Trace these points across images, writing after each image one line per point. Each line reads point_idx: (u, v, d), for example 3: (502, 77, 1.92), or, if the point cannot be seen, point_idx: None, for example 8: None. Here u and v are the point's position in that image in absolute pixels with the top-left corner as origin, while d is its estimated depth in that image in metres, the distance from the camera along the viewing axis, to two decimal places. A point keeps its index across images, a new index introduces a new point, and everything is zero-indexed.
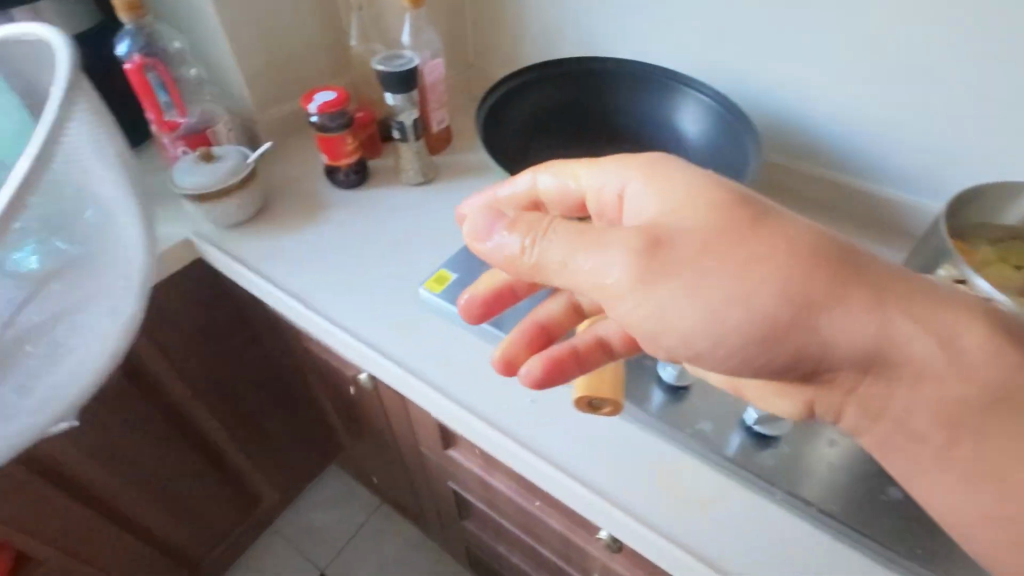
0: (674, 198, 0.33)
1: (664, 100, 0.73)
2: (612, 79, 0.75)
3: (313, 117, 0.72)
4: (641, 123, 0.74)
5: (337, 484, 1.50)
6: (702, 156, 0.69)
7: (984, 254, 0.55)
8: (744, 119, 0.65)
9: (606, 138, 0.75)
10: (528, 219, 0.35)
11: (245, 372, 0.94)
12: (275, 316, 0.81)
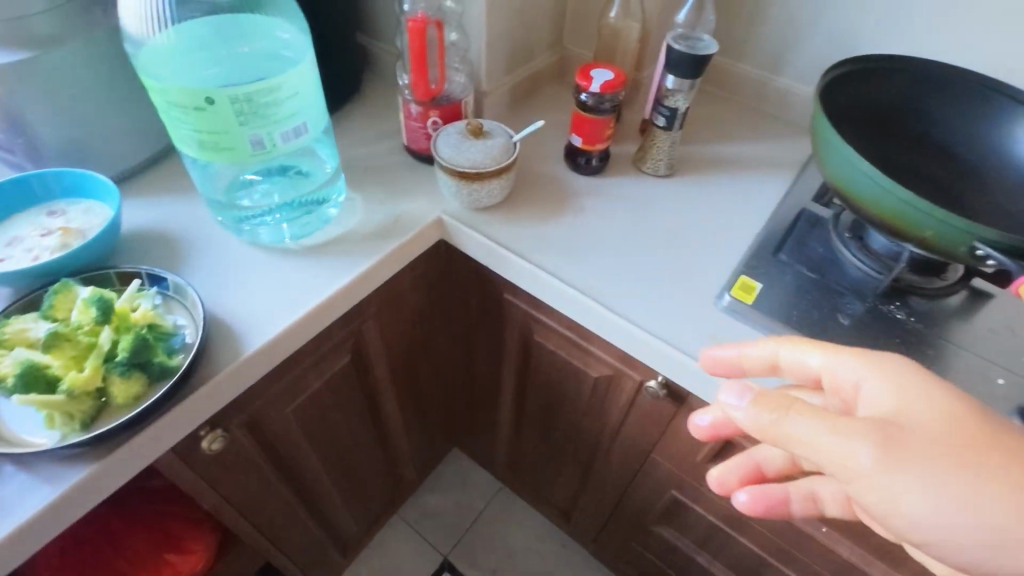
0: (900, 392, 0.42)
1: (1005, 126, 0.73)
2: (933, 84, 0.75)
3: (585, 96, 0.81)
4: (933, 125, 0.77)
5: (459, 469, 1.58)
6: (1019, 182, 0.72)
7: None
8: None
9: (888, 131, 0.78)
10: (774, 399, 0.43)
11: (426, 350, 1.01)
12: (506, 300, 0.87)
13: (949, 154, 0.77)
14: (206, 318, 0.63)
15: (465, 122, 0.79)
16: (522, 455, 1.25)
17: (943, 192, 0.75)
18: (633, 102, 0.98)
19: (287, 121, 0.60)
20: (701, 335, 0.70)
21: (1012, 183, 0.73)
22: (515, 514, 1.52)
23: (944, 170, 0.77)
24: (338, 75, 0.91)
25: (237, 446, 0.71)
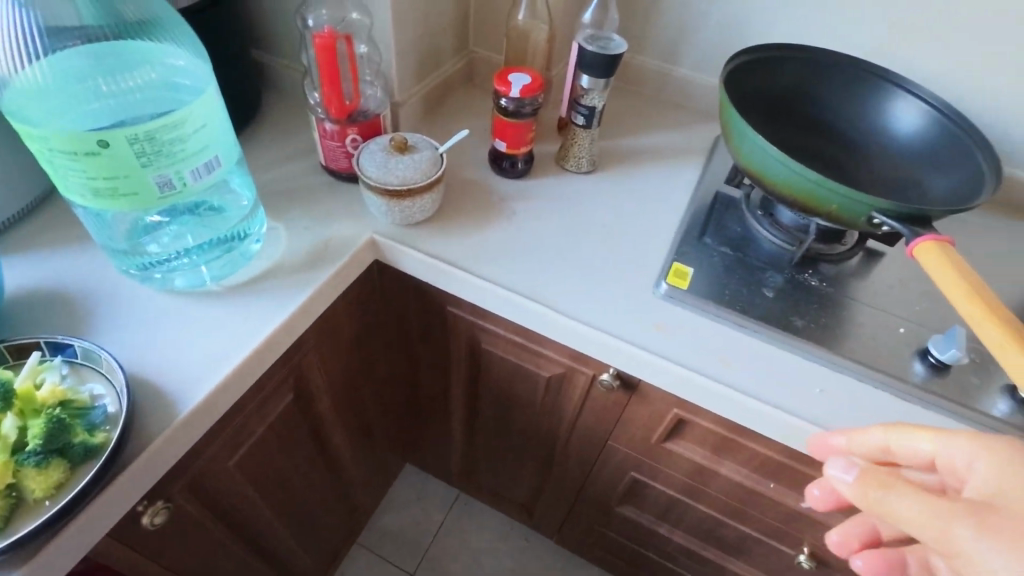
0: (1011, 472, 0.43)
1: (879, 102, 0.82)
2: (816, 71, 0.84)
3: (506, 101, 0.81)
4: (822, 107, 0.85)
5: (412, 482, 1.55)
6: (901, 153, 0.81)
7: None
8: (974, 130, 0.74)
9: (784, 115, 0.85)
10: (877, 475, 0.45)
11: (372, 372, 0.97)
12: (449, 312, 0.86)
13: (837, 132, 0.85)
14: (128, 380, 0.57)
15: (389, 138, 0.76)
16: (478, 460, 1.25)
17: (835, 167, 0.84)
18: (548, 101, 0.99)
19: (197, 157, 0.55)
20: (645, 324, 0.73)
21: (895, 154, 0.81)
22: (476, 518, 1.52)
23: (837, 148, 0.85)
24: (235, 93, 0.84)
25: (183, 510, 0.65)
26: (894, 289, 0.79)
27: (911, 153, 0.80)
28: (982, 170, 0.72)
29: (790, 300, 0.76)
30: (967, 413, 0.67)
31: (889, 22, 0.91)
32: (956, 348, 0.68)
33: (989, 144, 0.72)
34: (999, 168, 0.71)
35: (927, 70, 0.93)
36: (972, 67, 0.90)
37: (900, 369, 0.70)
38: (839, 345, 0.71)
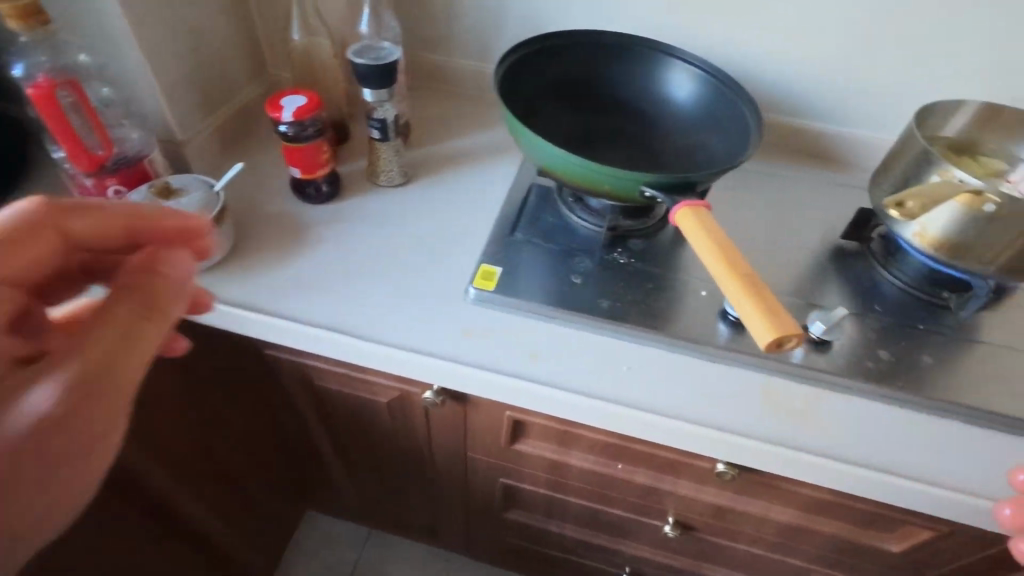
0: None
1: (660, 75, 0.84)
2: (596, 53, 0.84)
3: (283, 127, 0.77)
4: (610, 88, 0.86)
5: (320, 527, 1.48)
6: (688, 120, 0.83)
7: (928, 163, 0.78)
8: (740, 90, 0.77)
9: (576, 103, 0.86)
10: None
11: (216, 432, 0.91)
12: (269, 354, 0.81)
13: (630, 110, 0.86)
14: None
15: (151, 184, 0.71)
16: (367, 493, 1.20)
17: (635, 143, 0.86)
18: (353, 117, 0.96)
19: None
20: (454, 333, 0.71)
21: (683, 123, 0.84)
22: (393, 549, 1.47)
23: (633, 125, 0.86)
24: None
25: None
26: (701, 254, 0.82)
27: (695, 119, 0.83)
28: (751, 130, 0.75)
29: (599, 281, 0.77)
30: (764, 366, 0.70)
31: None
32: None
33: (754, 103, 0.75)
34: (763, 127, 0.74)
35: (709, 38, 0.96)
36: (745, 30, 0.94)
37: (702, 332, 0.72)
38: (645, 319, 0.72)
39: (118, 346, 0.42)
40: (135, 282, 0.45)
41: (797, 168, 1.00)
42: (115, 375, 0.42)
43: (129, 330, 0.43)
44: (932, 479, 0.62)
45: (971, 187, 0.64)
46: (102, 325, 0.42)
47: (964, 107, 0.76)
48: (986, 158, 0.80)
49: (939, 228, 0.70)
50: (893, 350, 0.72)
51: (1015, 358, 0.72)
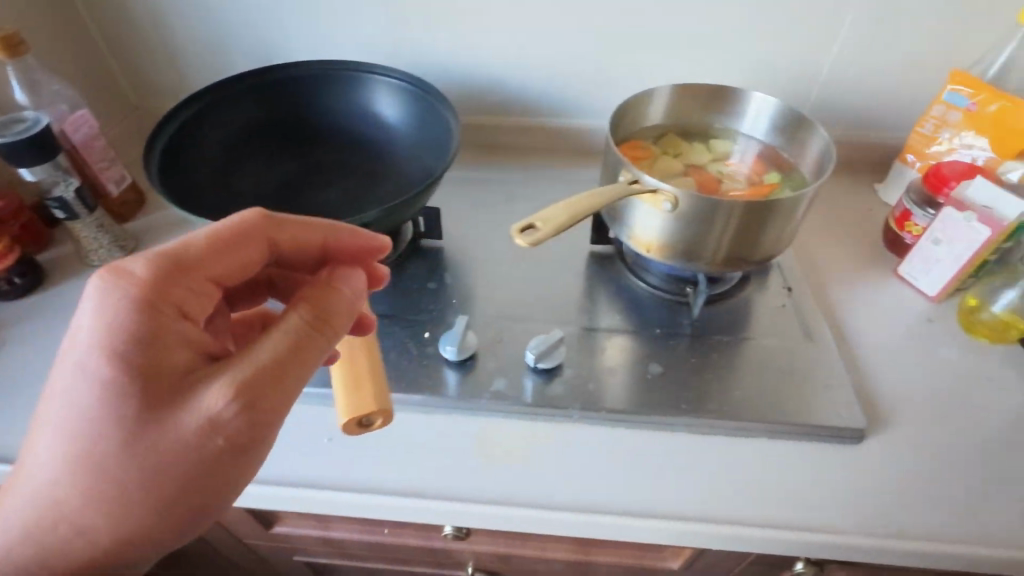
0: None
1: (364, 98, 0.80)
2: (291, 87, 0.79)
3: None
4: (321, 121, 0.81)
5: None
6: (405, 135, 0.79)
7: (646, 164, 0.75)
8: (434, 94, 0.74)
9: (287, 144, 0.80)
10: None
11: None
12: None
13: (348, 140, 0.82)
14: None
15: None
16: None
17: (355, 172, 0.80)
18: None
19: None
20: None
21: (401, 140, 0.80)
22: None
23: (355, 155, 0.81)
24: None
25: None
26: (437, 288, 0.75)
27: (410, 134, 0.79)
28: (448, 121, 0.73)
29: None
30: (481, 404, 0.63)
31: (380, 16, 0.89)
32: (454, 346, 0.64)
33: (442, 93, 0.73)
34: (456, 115, 0.72)
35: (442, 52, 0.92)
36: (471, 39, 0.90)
37: (415, 379, 0.64)
38: None
39: (273, 370, 0.42)
40: (313, 309, 0.44)
41: (566, 172, 0.96)
42: (265, 403, 0.41)
43: (295, 361, 0.43)
44: (655, 503, 0.56)
45: (649, 183, 0.59)
46: (275, 342, 0.42)
47: (652, 94, 0.74)
48: (718, 139, 0.77)
49: (652, 232, 0.64)
50: (625, 361, 0.66)
51: (753, 348, 0.67)
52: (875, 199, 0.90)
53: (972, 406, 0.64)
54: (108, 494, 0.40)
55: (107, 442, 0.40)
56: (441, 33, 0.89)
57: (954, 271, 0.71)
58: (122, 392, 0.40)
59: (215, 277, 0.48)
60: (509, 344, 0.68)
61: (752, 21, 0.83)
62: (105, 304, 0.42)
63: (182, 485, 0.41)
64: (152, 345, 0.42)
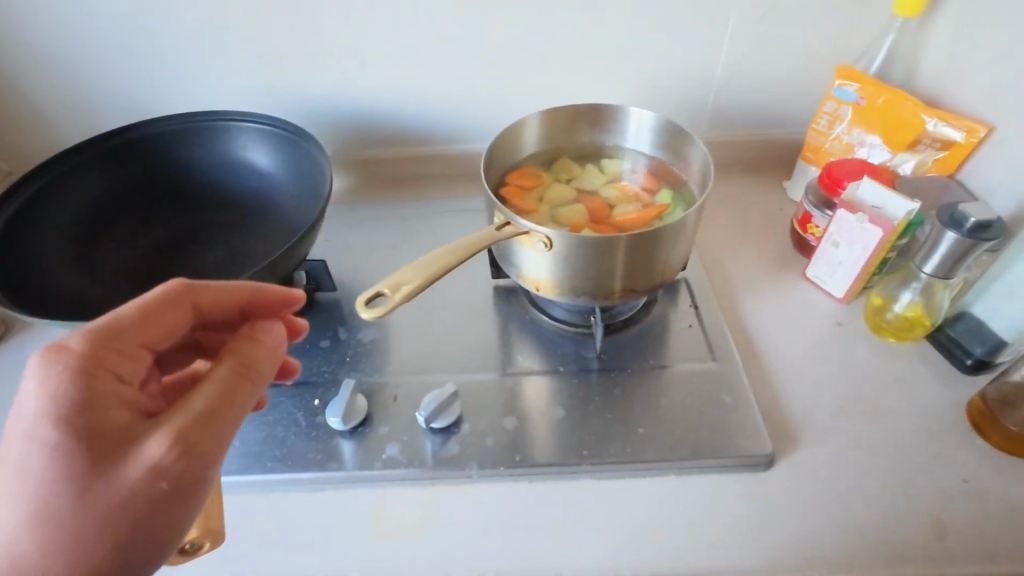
0: None
1: (235, 148, 0.78)
2: (159, 142, 0.78)
3: None
4: (196, 174, 0.80)
5: None
6: (284, 182, 0.77)
7: (533, 197, 0.71)
8: (305, 138, 0.74)
9: (163, 203, 0.79)
10: None
11: None
12: None
13: (226, 193, 0.80)
14: None
15: None
16: None
17: (235, 226, 0.79)
18: None
19: None
20: None
21: (281, 188, 0.78)
22: None
23: (235, 207, 0.80)
24: None
25: None
26: (331, 345, 0.70)
27: (288, 182, 0.77)
28: (321, 162, 0.73)
29: None
30: (377, 476, 0.58)
31: (251, 56, 0.83)
32: (340, 415, 0.60)
33: (312, 136, 0.74)
34: (327, 155, 0.72)
35: (326, 89, 0.86)
36: (353, 73, 0.85)
37: (302, 453, 0.59)
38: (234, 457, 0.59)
39: (212, 412, 0.41)
40: (235, 360, 0.44)
41: (472, 200, 0.92)
42: (207, 441, 0.40)
43: (232, 406, 0.42)
44: (562, 565, 0.53)
45: (522, 225, 0.55)
46: (210, 391, 0.42)
47: (526, 122, 0.71)
48: (610, 158, 0.74)
49: (538, 273, 0.59)
50: (531, 405, 0.63)
51: (659, 378, 0.65)
52: (784, 197, 0.88)
53: (881, 413, 0.63)
54: (55, 556, 0.37)
55: (47, 504, 0.37)
56: (322, 70, 0.84)
57: (856, 273, 0.70)
58: (64, 458, 0.37)
59: (145, 341, 0.45)
60: (405, 402, 0.63)
61: (637, 31, 0.81)
62: (41, 377, 0.39)
63: (132, 534, 0.38)
64: (91, 421, 0.39)
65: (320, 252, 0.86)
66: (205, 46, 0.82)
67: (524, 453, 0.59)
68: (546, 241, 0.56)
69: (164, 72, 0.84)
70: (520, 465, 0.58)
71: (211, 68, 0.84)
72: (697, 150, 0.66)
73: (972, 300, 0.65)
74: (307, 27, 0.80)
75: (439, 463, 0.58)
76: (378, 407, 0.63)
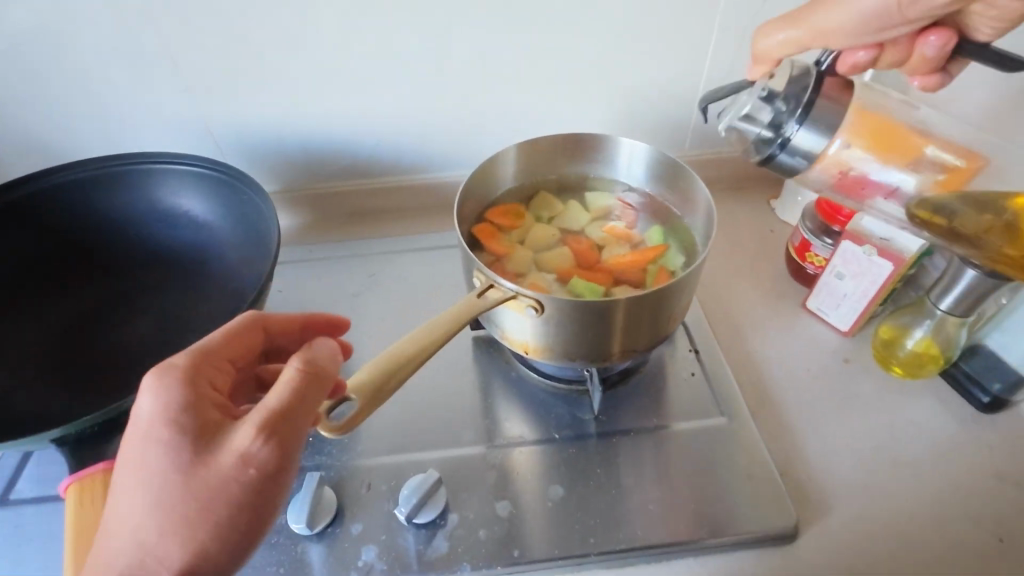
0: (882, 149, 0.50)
1: (166, 195, 0.68)
2: (69, 193, 0.66)
3: None
4: (122, 228, 0.69)
5: None
6: (228, 233, 0.68)
7: (514, 239, 0.64)
8: (247, 185, 0.65)
9: (84, 263, 0.69)
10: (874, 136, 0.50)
11: None
12: None
13: (160, 246, 0.71)
14: None
15: None
16: None
17: (177, 279, 0.70)
18: None
19: None
20: None
21: (225, 239, 0.69)
22: None
23: (177, 264, 0.71)
24: None
25: None
26: None
27: (232, 232, 0.68)
28: (265, 210, 0.64)
29: None
30: None
31: (178, 82, 0.71)
32: (305, 519, 0.51)
33: (251, 178, 0.64)
34: (273, 203, 0.63)
35: (270, 117, 0.76)
36: (300, 98, 0.75)
37: (261, 566, 0.51)
38: None
39: (289, 403, 0.40)
40: (304, 361, 0.42)
41: (442, 234, 0.84)
42: (291, 429, 0.39)
43: (307, 395, 0.41)
44: None
45: (508, 289, 0.48)
46: (286, 381, 0.40)
47: (502, 156, 0.63)
48: (596, 192, 0.67)
49: (527, 337, 0.52)
50: (525, 483, 0.55)
51: (664, 442, 0.58)
52: (774, 218, 0.83)
53: (901, 464, 0.58)
54: (172, 542, 0.38)
55: (162, 493, 0.38)
56: (264, 96, 0.74)
57: (862, 307, 0.65)
58: (179, 452, 0.39)
59: (230, 354, 0.46)
60: (381, 490, 0.55)
61: (615, 47, 0.74)
62: (148, 385, 0.41)
63: (237, 517, 0.39)
64: (198, 420, 0.40)
65: (273, 305, 0.76)
66: (121, 70, 0.70)
67: (523, 546, 0.51)
68: (536, 305, 0.48)
69: (73, 100, 0.72)
70: (518, 560, 0.51)
71: (132, 95, 0.72)
72: (700, 187, 0.59)
73: (986, 331, 0.61)
74: (244, 48, 0.69)
75: (425, 565, 0.50)
76: (350, 499, 0.55)
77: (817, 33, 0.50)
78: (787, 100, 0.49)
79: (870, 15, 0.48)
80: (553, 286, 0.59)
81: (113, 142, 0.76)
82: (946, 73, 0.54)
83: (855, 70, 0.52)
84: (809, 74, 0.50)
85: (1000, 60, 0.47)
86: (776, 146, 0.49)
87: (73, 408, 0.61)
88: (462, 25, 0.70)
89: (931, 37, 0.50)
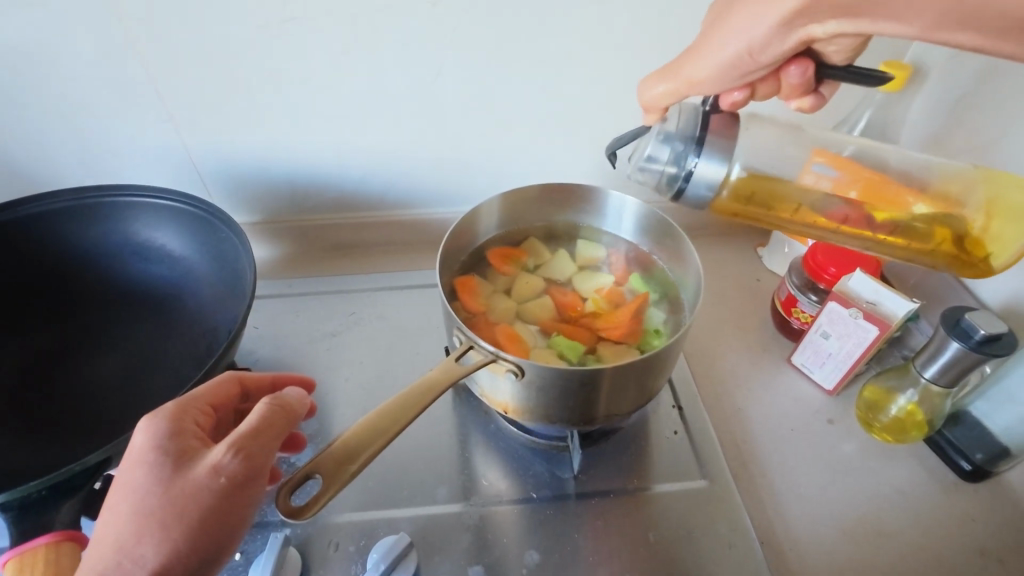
0: (865, 189, 0.50)
1: (141, 226, 0.66)
2: (40, 224, 0.63)
3: None
4: (92, 257, 0.67)
5: None
6: (204, 269, 0.67)
7: (497, 290, 0.63)
8: (222, 223, 0.63)
9: (54, 291, 0.67)
10: (860, 181, 0.50)
11: None
12: None
13: (137, 276, 0.69)
14: None
15: None
16: None
17: (153, 313, 0.68)
18: None
19: None
20: None
21: (202, 273, 0.67)
22: None
23: (153, 298, 0.68)
24: None
25: None
26: None
27: (209, 267, 0.66)
28: (242, 252, 0.62)
29: None
30: None
31: (159, 111, 0.70)
32: None
33: (228, 216, 0.61)
34: (249, 246, 0.61)
35: (254, 150, 0.75)
36: (285, 134, 0.73)
37: None
38: None
39: (259, 423, 0.41)
40: (275, 397, 0.44)
41: (426, 273, 0.83)
42: (260, 448, 0.41)
43: (276, 423, 0.42)
44: None
45: (490, 353, 0.46)
46: (259, 409, 0.42)
47: (486, 207, 0.62)
48: (585, 242, 0.67)
49: (507, 399, 0.50)
50: (498, 548, 0.54)
51: (645, 505, 0.57)
52: (760, 267, 0.83)
53: (882, 534, 0.57)
54: (146, 547, 0.37)
55: (142, 507, 0.38)
56: (249, 130, 0.73)
57: (847, 367, 0.64)
58: (160, 469, 0.39)
59: (212, 403, 0.47)
60: (348, 551, 0.53)
61: (606, 98, 0.74)
62: (140, 421, 0.42)
63: (208, 523, 0.38)
64: (181, 444, 0.41)
65: (248, 341, 0.74)
66: (99, 97, 0.68)
67: None
68: (516, 370, 0.47)
69: (46, 124, 0.70)
70: None
71: (110, 120, 0.70)
72: (687, 247, 0.59)
73: (969, 399, 0.61)
74: (230, 84, 0.68)
75: None
76: (314, 562, 0.52)
77: (689, 82, 0.47)
78: (682, 138, 0.47)
79: (722, 66, 0.45)
80: (537, 339, 0.58)
81: (89, 166, 0.75)
82: (818, 94, 0.54)
83: (738, 110, 0.50)
84: (697, 112, 0.48)
85: (860, 78, 0.48)
86: (682, 180, 0.47)
87: (24, 456, 0.57)
88: (454, 68, 0.69)
89: (793, 68, 0.48)
